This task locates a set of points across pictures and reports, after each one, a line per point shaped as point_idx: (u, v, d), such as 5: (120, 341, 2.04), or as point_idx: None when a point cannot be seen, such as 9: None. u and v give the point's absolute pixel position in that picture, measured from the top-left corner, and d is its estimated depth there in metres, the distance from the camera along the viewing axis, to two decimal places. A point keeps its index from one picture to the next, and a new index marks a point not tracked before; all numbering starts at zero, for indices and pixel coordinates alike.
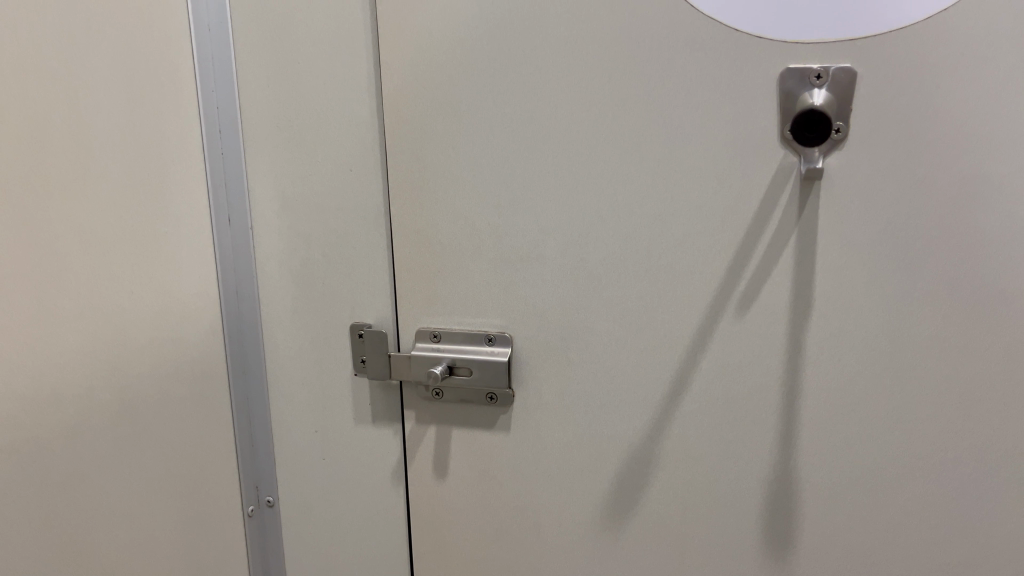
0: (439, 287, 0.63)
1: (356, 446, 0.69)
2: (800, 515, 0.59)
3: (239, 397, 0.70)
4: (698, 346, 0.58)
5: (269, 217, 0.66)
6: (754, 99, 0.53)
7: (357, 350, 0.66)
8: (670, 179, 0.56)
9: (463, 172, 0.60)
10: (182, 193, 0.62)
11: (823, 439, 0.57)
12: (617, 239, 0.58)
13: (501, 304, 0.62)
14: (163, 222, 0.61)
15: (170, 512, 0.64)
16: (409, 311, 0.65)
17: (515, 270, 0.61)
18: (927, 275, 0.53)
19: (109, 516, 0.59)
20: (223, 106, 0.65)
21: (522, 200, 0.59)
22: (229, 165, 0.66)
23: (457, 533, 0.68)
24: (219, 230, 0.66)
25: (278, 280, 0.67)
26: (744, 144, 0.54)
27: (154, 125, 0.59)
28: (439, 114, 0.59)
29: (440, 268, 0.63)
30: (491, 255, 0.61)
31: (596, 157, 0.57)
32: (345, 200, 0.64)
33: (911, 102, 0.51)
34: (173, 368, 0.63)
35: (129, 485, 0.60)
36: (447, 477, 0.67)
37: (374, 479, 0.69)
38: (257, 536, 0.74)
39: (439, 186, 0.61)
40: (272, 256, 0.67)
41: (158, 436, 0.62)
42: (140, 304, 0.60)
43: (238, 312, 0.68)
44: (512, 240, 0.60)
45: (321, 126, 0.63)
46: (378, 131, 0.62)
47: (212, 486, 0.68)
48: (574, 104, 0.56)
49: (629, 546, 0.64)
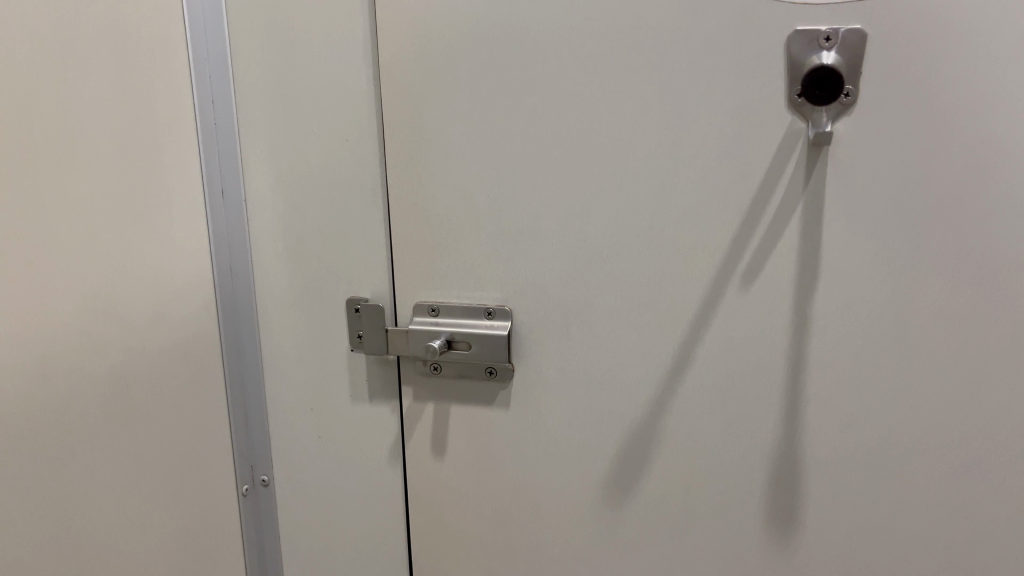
0: (437, 261, 0.62)
1: (353, 424, 0.68)
2: (805, 493, 0.58)
3: (233, 375, 0.68)
4: (702, 320, 0.57)
5: (263, 190, 0.64)
6: (761, 64, 0.52)
7: (354, 326, 0.64)
8: (673, 147, 0.55)
9: (462, 142, 0.59)
10: (173, 165, 0.61)
11: (830, 415, 0.56)
12: (620, 210, 0.57)
13: (500, 279, 0.61)
14: (154, 194, 0.59)
15: (163, 491, 0.63)
16: (406, 285, 0.63)
17: (514, 244, 0.60)
18: (936, 246, 0.52)
19: (100, 495, 0.57)
20: (216, 76, 0.63)
21: (522, 171, 0.58)
22: (222, 137, 0.64)
23: (455, 513, 0.67)
24: (212, 204, 0.65)
25: (272, 255, 0.66)
26: (751, 111, 0.53)
27: (145, 94, 0.58)
28: (437, 82, 0.58)
29: (438, 242, 0.61)
30: (489, 228, 0.60)
31: (598, 126, 0.56)
32: (341, 172, 0.62)
33: (922, 66, 0.49)
34: (166, 344, 0.62)
35: (120, 463, 0.59)
36: (445, 456, 0.66)
37: (370, 459, 0.68)
38: (251, 517, 0.73)
39: (437, 157, 0.59)
40: (266, 231, 0.65)
41: (150, 413, 0.61)
42: (132, 278, 0.58)
43: (232, 288, 0.67)
44: (512, 212, 0.59)
45: (317, 96, 0.61)
46: (374, 100, 0.60)
47: (205, 464, 0.67)
48: (575, 70, 0.55)
49: (629, 525, 0.63)
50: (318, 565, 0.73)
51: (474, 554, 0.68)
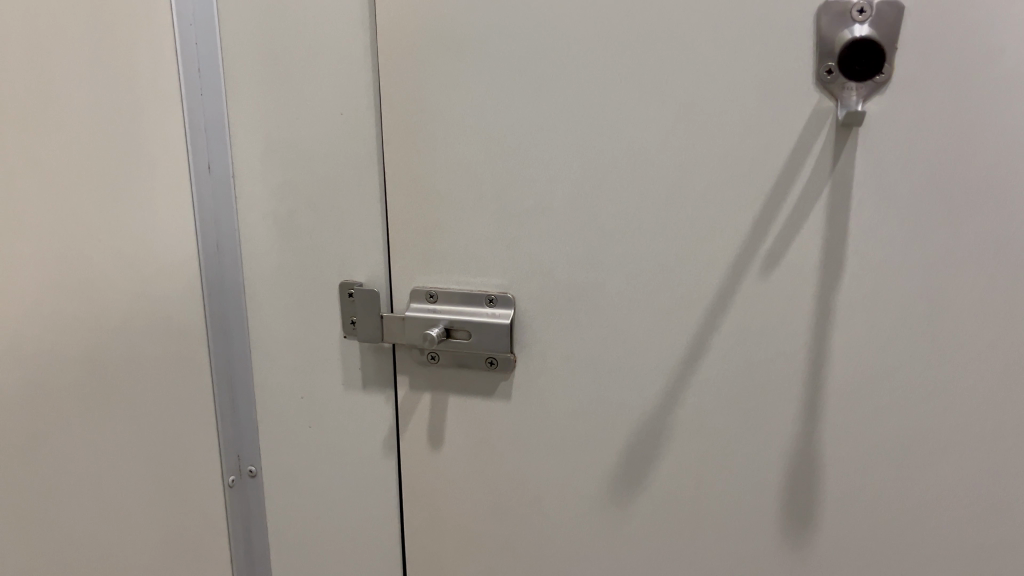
0: (437, 243, 0.58)
1: (345, 413, 0.64)
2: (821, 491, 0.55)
3: (220, 361, 0.65)
4: (718, 309, 0.54)
5: (253, 164, 0.61)
6: (788, 37, 0.48)
7: (347, 311, 0.61)
8: (689, 125, 0.51)
9: (465, 116, 0.55)
10: (153, 133, 0.57)
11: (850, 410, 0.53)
12: (633, 191, 0.53)
13: (505, 263, 0.57)
14: (134, 164, 0.56)
15: (142, 480, 0.60)
16: (402, 269, 0.60)
17: (521, 226, 0.56)
18: (973, 234, 0.48)
19: (75, 482, 0.54)
20: (202, 41, 0.59)
21: (530, 148, 0.55)
22: (209, 107, 0.60)
23: (453, 508, 0.64)
24: (199, 180, 0.61)
25: (262, 233, 0.62)
26: (776, 87, 0.49)
27: (124, 56, 0.54)
28: (439, 51, 0.54)
29: (438, 223, 0.58)
30: (494, 209, 0.56)
31: (612, 100, 0.52)
32: (336, 147, 0.58)
33: (964, 40, 0.45)
34: (148, 325, 0.58)
35: (97, 450, 0.56)
36: (443, 447, 0.63)
37: (364, 450, 0.65)
38: (238, 509, 0.69)
39: (439, 133, 0.56)
40: (255, 208, 0.62)
41: (129, 397, 0.57)
42: (110, 252, 0.55)
43: (219, 269, 0.63)
44: (519, 193, 0.56)
45: (310, 66, 0.57)
46: (372, 70, 0.56)
47: (190, 452, 0.63)
48: (587, 41, 0.51)
49: (637, 523, 0.60)
50: (308, 558, 0.70)
51: (472, 550, 0.65)
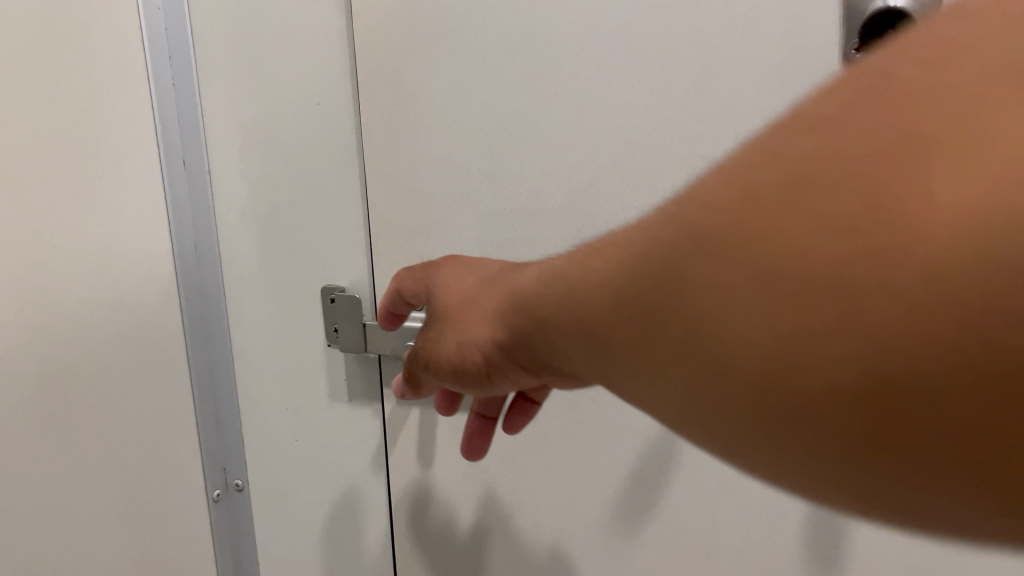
0: (421, 246, 0.53)
1: (332, 427, 0.60)
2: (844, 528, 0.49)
3: (201, 369, 0.61)
4: None
5: (229, 160, 0.57)
6: (811, 9, 0.41)
7: (329, 318, 0.56)
8: (700, 113, 0.45)
9: (449, 106, 0.50)
10: (116, 127, 0.53)
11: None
12: (635, 188, 0.47)
13: None
14: (98, 161, 0.52)
15: (118, 501, 0.55)
16: (387, 274, 0.54)
17: (512, 227, 0.51)
18: None
19: (43, 511, 0.49)
20: (172, 27, 0.55)
21: (521, 140, 0.49)
22: (182, 99, 0.57)
23: (445, 529, 0.59)
24: (171, 178, 0.57)
25: (241, 234, 0.58)
26: (798, 66, 0.42)
27: (82, 45, 0.50)
28: (421, 34, 0.49)
29: (424, 224, 0.52)
30: (484, 208, 0.51)
31: (613, 86, 0.46)
32: (314, 139, 0.54)
33: None
34: (116, 334, 0.54)
35: (66, 474, 0.51)
36: (434, 466, 0.58)
37: (352, 466, 0.61)
38: (224, 526, 0.66)
39: (421, 124, 0.51)
40: (233, 206, 0.58)
41: (97, 414, 0.53)
42: (70, 257, 0.50)
43: (199, 272, 0.60)
44: (509, 190, 0.50)
45: (285, 51, 0.53)
46: (349, 55, 0.51)
47: (169, 468, 0.60)
48: (584, 18, 0.45)
49: (644, 551, 0.55)
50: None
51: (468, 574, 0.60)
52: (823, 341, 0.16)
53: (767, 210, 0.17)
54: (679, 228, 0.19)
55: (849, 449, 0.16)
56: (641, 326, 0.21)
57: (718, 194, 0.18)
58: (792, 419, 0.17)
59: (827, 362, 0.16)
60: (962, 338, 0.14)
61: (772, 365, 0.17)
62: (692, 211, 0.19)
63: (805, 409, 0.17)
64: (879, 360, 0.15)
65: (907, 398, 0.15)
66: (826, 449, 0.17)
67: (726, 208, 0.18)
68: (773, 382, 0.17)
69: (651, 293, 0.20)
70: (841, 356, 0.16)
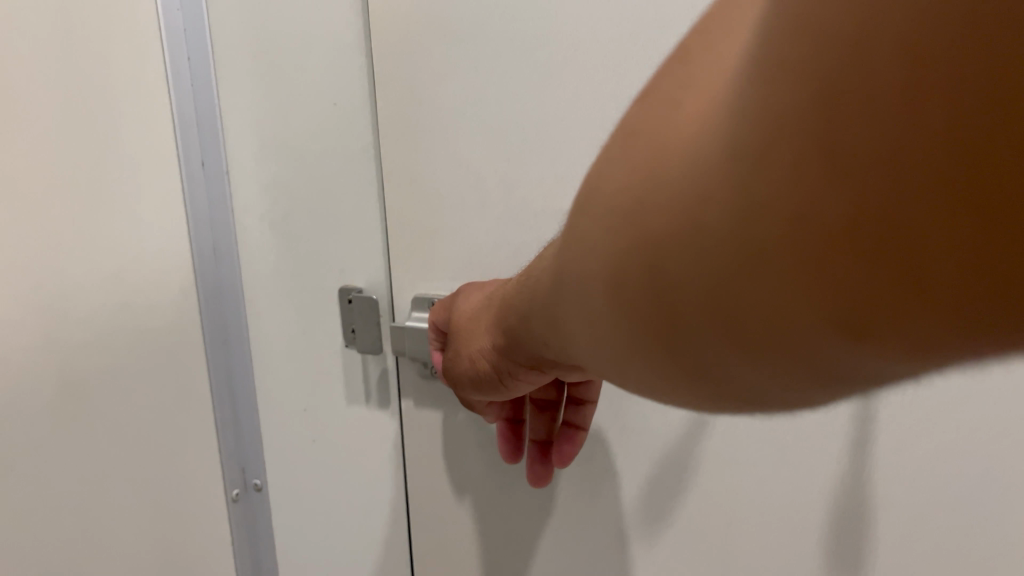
0: (438, 248, 0.53)
1: (348, 428, 0.60)
2: (874, 565, 0.45)
3: (219, 370, 0.62)
4: None
5: (244, 162, 0.57)
6: None
7: (346, 320, 0.57)
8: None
9: (465, 108, 0.49)
10: (136, 133, 0.53)
11: (915, 470, 0.43)
12: None
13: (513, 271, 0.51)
14: (117, 167, 0.52)
15: (132, 500, 0.56)
16: (404, 277, 0.54)
17: (530, 230, 0.50)
18: None
19: (60, 513, 0.50)
20: (190, 29, 0.55)
21: (537, 143, 0.48)
22: (200, 100, 0.57)
23: (458, 533, 0.58)
24: (190, 181, 0.57)
25: (257, 236, 0.58)
26: None
27: (101, 51, 0.50)
28: (437, 37, 0.48)
29: (440, 226, 0.52)
30: (499, 212, 0.50)
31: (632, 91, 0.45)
32: (330, 142, 0.54)
33: None
34: (133, 337, 0.55)
35: (83, 476, 0.52)
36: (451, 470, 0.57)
37: (368, 467, 0.61)
38: (243, 524, 0.67)
39: (437, 127, 0.50)
40: (250, 209, 0.58)
41: (115, 417, 0.54)
42: (89, 263, 0.51)
43: (217, 274, 0.60)
44: (526, 193, 0.49)
45: (302, 54, 0.53)
46: (366, 57, 0.51)
47: (186, 466, 0.61)
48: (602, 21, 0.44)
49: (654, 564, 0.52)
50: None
51: None
52: (799, 154, 0.16)
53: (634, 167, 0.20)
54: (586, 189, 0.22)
55: (847, 282, 0.16)
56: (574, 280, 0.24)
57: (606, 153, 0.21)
58: (765, 257, 0.17)
59: (801, 174, 0.16)
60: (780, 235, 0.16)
61: (652, 288, 0.20)
62: (646, 114, 0.20)
63: (791, 243, 0.16)
64: (841, 183, 0.15)
65: (872, 225, 0.15)
66: (793, 296, 0.17)
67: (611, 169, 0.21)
68: (736, 232, 0.17)
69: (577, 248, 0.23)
70: (852, 160, 0.15)
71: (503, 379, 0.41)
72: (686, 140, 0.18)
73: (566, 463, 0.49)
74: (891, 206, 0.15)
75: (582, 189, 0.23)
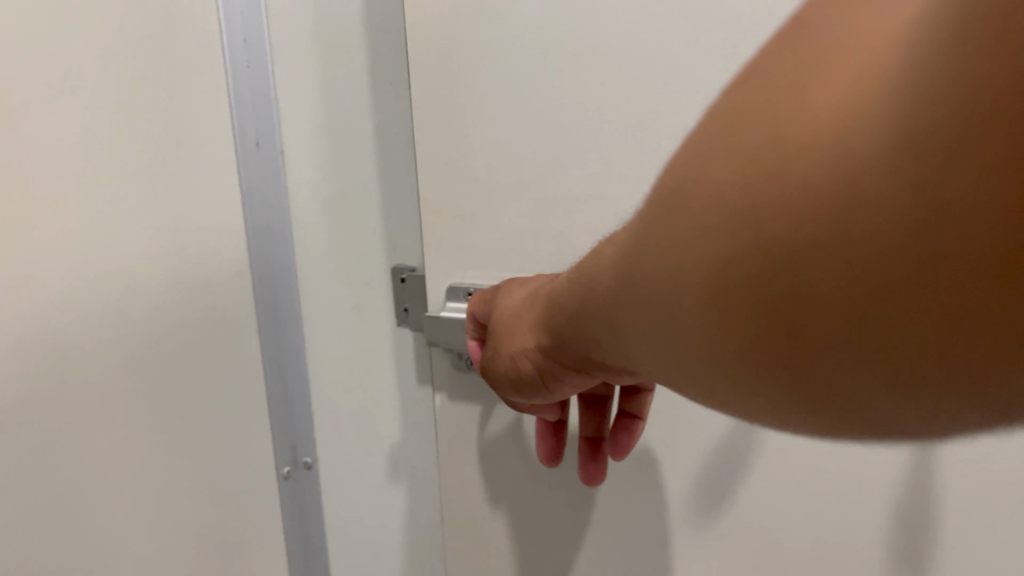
0: (470, 234, 0.51)
1: (397, 404, 0.62)
2: (930, 559, 0.44)
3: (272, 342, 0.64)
4: None
5: (300, 141, 0.60)
6: None
7: (399, 297, 0.56)
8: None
9: (503, 89, 0.48)
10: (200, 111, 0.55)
11: (972, 458, 0.42)
12: None
13: (550, 257, 0.49)
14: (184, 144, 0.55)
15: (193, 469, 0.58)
16: (435, 265, 0.52)
17: (568, 213, 0.48)
18: None
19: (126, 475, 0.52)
20: (247, 12, 0.58)
21: (577, 122, 0.46)
22: (255, 79, 0.59)
23: (496, 527, 0.57)
24: (246, 157, 0.59)
25: (310, 212, 0.61)
26: None
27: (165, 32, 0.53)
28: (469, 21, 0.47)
29: (474, 211, 0.51)
30: (537, 195, 0.49)
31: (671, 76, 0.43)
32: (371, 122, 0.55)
33: None
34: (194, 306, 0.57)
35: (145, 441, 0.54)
36: (488, 464, 0.56)
37: (417, 443, 0.63)
38: (294, 499, 0.68)
39: (474, 107, 0.49)
40: (304, 186, 0.61)
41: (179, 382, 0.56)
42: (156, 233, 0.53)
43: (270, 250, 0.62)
44: (567, 175, 0.48)
45: (347, 33, 0.54)
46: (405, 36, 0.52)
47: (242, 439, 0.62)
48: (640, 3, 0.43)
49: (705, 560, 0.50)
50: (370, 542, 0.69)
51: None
52: (897, 158, 0.16)
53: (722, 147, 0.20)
54: (666, 175, 0.23)
55: (948, 285, 0.16)
56: (644, 266, 0.24)
57: (684, 145, 0.22)
58: (886, 248, 0.17)
59: (900, 172, 0.16)
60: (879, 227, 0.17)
61: (731, 271, 0.20)
62: (732, 103, 0.20)
63: (893, 233, 0.17)
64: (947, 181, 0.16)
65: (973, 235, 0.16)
66: (890, 290, 0.17)
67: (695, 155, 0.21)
68: (843, 214, 0.17)
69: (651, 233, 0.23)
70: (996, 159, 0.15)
71: (546, 381, 0.38)
72: (813, 112, 0.18)
73: (625, 457, 0.48)
74: (973, 211, 0.16)
75: (661, 174, 0.23)
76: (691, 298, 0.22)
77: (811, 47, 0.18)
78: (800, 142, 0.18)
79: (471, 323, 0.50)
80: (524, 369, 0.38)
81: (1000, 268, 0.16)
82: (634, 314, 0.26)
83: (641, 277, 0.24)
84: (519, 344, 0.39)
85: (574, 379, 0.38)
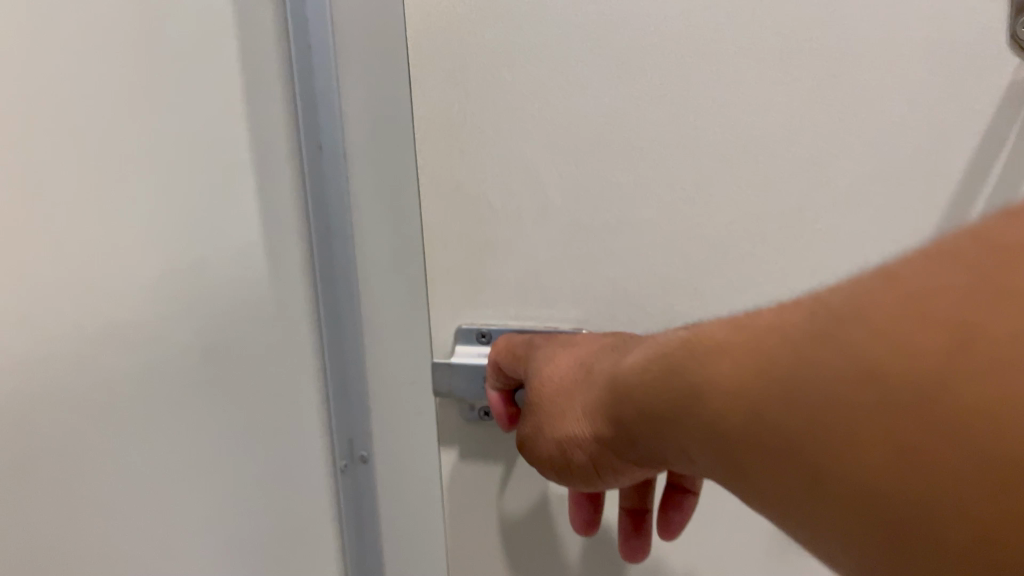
0: (485, 267, 0.44)
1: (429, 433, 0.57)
2: None
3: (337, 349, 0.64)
4: None
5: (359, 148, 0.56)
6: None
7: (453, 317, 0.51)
8: (794, 136, 0.38)
9: (523, 99, 0.40)
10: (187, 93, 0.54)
11: None
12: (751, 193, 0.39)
13: (577, 291, 0.43)
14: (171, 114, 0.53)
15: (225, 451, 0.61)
16: (445, 303, 0.45)
17: (599, 242, 0.42)
18: None
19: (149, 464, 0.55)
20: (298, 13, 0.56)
21: (611, 140, 0.40)
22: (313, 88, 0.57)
23: None
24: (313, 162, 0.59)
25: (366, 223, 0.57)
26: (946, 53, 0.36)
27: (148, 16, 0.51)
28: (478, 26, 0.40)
29: (489, 241, 0.43)
30: (563, 222, 0.42)
31: (690, 104, 0.39)
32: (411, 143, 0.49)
33: None
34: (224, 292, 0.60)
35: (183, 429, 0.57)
36: (501, 530, 0.48)
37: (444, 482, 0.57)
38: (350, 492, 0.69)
39: (488, 121, 0.41)
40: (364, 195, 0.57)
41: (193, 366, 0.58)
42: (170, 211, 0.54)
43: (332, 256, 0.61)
44: (598, 199, 0.41)
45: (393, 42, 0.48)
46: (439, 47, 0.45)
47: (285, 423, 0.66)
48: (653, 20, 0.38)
49: None
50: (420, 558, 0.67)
51: None
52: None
53: (943, 343, 0.18)
54: (851, 324, 0.20)
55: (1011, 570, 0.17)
56: (784, 406, 0.21)
57: (889, 302, 0.20)
58: (983, 525, 0.17)
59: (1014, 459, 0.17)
60: (987, 494, 0.17)
61: (899, 467, 0.19)
62: (986, 297, 0.18)
63: (986, 507, 0.17)
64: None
65: None
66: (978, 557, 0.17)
67: (895, 321, 0.19)
68: (968, 471, 0.17)
69: (812, 362, 0.21)
70: None
71: (602, 472, 0.32)
72: (998, 368, 0.17)
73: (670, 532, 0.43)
74: None
75: (840, 308, 0.21)
76: (863, 475, 0.19)
77: (931, 285, 0.19)
78: (931, 374, 0.18)
79: (492, 371, 0.43)
80: (577, 458, 0.32)
81: (999, 480, 0.17)
82: (743, 457, 0.23)
83: (778, 415, 0.21)
84: (570, 427, 0.32)
85: (637, 470, 0.32)
